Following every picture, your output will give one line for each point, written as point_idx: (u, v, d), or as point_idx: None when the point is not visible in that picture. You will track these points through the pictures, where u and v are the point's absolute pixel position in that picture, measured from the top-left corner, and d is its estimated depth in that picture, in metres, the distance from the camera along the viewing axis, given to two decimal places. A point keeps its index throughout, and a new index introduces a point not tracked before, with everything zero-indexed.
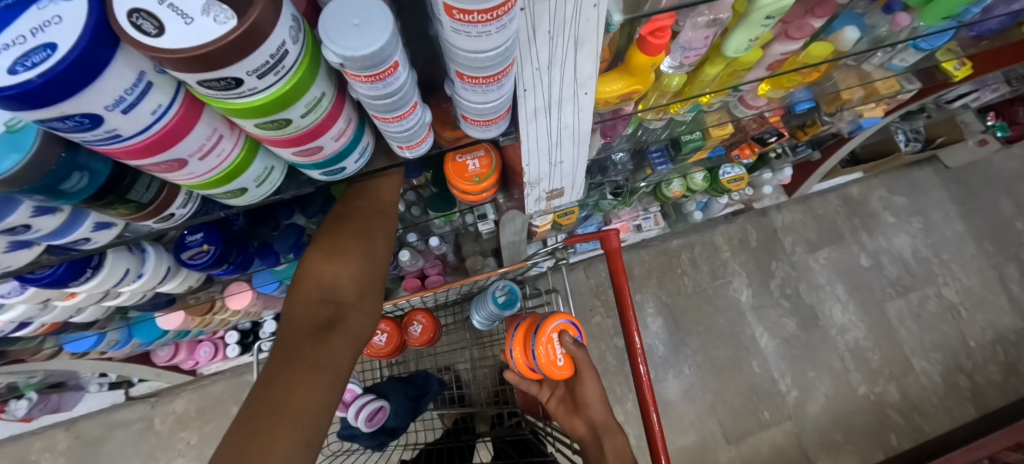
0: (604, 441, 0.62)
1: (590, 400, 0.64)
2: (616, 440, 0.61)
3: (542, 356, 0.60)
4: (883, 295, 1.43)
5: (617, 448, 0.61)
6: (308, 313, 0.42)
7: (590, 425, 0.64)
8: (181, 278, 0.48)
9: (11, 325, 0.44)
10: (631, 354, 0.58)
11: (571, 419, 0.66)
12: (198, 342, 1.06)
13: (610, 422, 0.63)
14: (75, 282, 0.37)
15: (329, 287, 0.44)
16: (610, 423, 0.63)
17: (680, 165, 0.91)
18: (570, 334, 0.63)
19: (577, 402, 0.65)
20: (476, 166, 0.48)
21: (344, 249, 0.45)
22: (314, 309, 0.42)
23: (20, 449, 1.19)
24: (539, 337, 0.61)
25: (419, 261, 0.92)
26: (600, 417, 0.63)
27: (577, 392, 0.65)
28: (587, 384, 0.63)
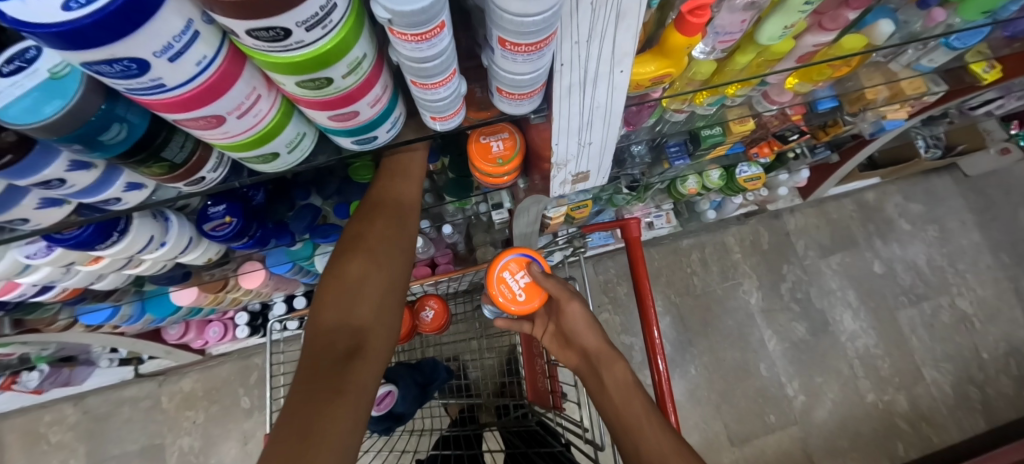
0: (603, 374, 0.61)
1: (584, 335, 0.63)
2: (615, 368, 0.60)
3: (501, 295, 0.64)
4: (895, 303, 1.41)
5: (617, 377, 0.59)
6: (328, 343, 0.45)
7: (587, 355, 0.64)
8: (201, 249, 0.48)
9: (33, 288, 0.45)
10: (649, 349, 0.58)
11: (566, 354, 0.67)
12: (208, 322, 1.06)
13: (607, 351, 0.62)
14: (101, 245, 0.36)
15: (349, 318, 0.47)
16: (605, 351, 0.62)
17: (697, 161, 0.90)
18: (533, 265, 0.65)
19: (568, 333, 0.66)
20: (500, 148, 0.48)
21: (360, 281, 0.49)
22: (334, 338, 0.45)
23: (28, 422, 1.21)
24: (492, 279, 0.64)
25: (430, 249, 0.93)
26: (592, 345, 0.62)
27: (567, 324, 0.65)
28: (573, 308, 0.63)
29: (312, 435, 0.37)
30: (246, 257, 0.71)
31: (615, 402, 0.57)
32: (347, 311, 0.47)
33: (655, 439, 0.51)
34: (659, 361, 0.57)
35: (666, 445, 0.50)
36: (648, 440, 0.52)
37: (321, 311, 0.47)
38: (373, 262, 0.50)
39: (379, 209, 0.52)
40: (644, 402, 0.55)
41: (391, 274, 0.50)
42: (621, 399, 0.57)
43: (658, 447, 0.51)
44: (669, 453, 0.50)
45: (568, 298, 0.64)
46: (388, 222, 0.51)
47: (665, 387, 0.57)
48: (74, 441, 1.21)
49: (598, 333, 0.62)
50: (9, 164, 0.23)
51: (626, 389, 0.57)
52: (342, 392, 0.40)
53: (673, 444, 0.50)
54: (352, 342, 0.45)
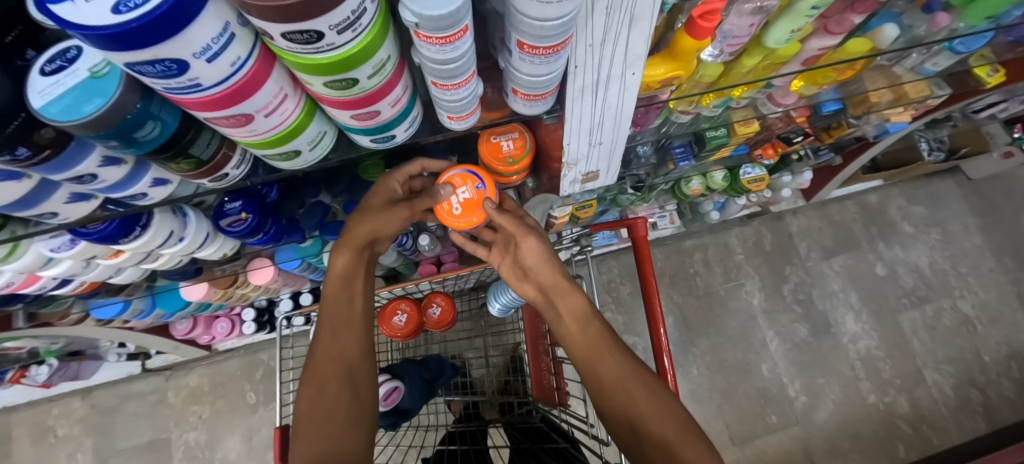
0: (560, 304, 0.58)
1: (539, 267, 0.59)
2: (573, 300, 0.57)
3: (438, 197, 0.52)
4: (897, 306, 1.41)
5: (575, 308, 0.57)
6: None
7: (542, 286, 0.60)
8: (217, 245, 0.49)
9: (54, 281, 0.46)
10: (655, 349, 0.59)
11: (521, 286, 0.61)
12: (215, 318, 1.07)
13: (563, 284, 0.58)
14: (124, 239, 0.37)
15: (323, 453, 0.48)
16: (562, 283, 0.58)
17: (702, 162, 0.91)
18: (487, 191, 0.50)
19: (524, 267, 0.60)
20: (511, 147, 0.49)
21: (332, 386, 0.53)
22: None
23: (36, 415, 1.22)
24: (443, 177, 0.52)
25: (437, 247, 0.92)
26: (549, 278, 0.58)
27: (523, 258, 0.59)
28: (529, 244, 0.57)
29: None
30: (257, 253, 0.72)
31: (575, 334, 0.56)
32: (321, 448, 0.49)
33: (620, 374, 0.52)
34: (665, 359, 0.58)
35: (630, 379, 0.51)
36: (611, 373, 0.52)
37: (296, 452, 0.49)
38: (340, 397, 0.52)
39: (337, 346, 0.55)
40: (604, 333, 0.55)
41: (356, 401, 0.53)
42: (580, 329, 0.56)
43: (621, 378, 0.51)
44: (632, 387, 0.50)
45: (523, 234, 0.57)
46: (348, 353, 0.55)
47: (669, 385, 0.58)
48: (81, 434, 1.22)
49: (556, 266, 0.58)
50: (46, 160, 0.24)
51: (583, 318, 0.56)
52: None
53: (632, 370, 0.52)
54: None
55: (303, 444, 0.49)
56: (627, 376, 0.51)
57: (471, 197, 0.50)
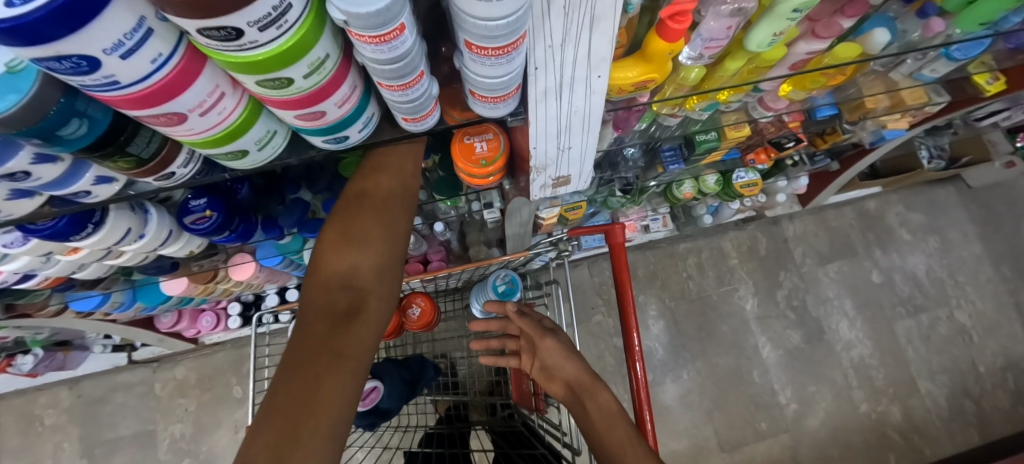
0: (586, 400, 0.62)
1: (563, 367, 0.64)
2: (598, 394, 0.61)
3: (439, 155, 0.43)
4: (892, 314, 1.40)
5: (600, 403, 0.60)
6: (328, 301, 0.44)
7: (565, 382, 0.64)
8: (183, 242, 0.48)
9: (15, 276, 0.45)
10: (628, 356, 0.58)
11: (549, 387, 0.66)
12: (202, 311, 1.07)
13: (586, 379, 0.63)
14: (76, 236, 0.36)
15: (350, 274, 0.46)
16: (586, 379, 0.63)
17: (693, 166, 0.89)
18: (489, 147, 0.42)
19: (549, 369, 0.66)
20: (484, 149, 0.48)
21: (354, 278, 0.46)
22: (336, 295, 0.45)
23: (24, 404, 1.22)
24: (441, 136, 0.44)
25: (423, 245, 0.94)
26: (573, 374, 0.63)
27: (544, 359, 0.67)
28: (546, 344, 0.66)
29: (315, 392, 0.38)
30: (236, 248, 0.71)
31: (598, 428, 0.58)
32: (349, 267, 0.46)
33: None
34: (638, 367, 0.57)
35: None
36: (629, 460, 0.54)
37: (322, 262, 0.46)
38: (365, 240, 0.47)
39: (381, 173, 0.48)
40: (627, 429, 0.56)
41: (395, 233, 0.48)
42: (606, 426, 0.58)
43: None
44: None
45: (542, 336, 0.67)
46: (396, 173, 0.48)
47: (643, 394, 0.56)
48: (68, 424, 1.22)
49: (578, 363, 0.64)
50: None
51: (609, 415, 0.59)
52: (340, 356, 0.41)
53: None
54: (353, 301, 0.45)
55: (333, 259, 0.46)
56: None
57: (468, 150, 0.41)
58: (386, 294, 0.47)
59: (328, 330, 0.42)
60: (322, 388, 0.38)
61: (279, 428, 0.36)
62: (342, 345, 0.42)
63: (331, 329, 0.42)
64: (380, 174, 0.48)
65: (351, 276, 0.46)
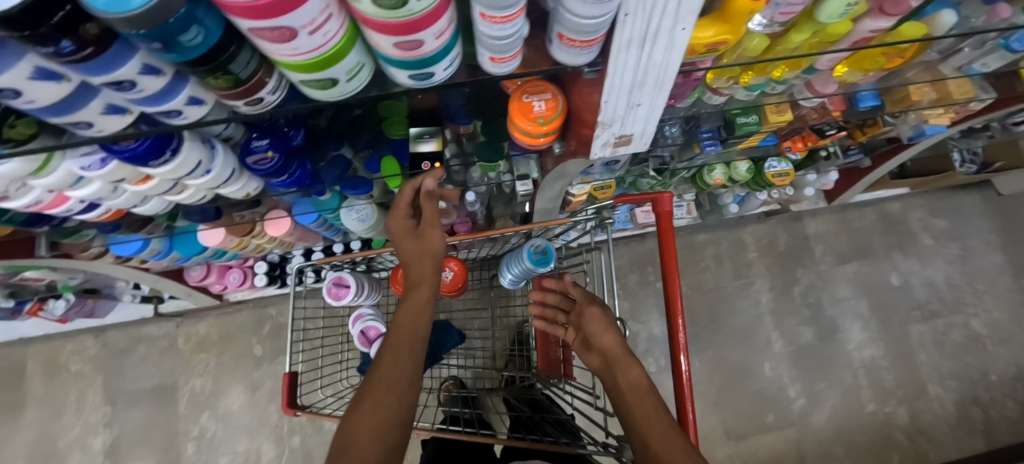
0: (619, 374, 0.59)
1: (602, 338, 0.63)
2: (628, 370, 0.58)
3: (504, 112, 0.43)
4: (906, 318, 1.39)
5: (631, 378, 0.58)
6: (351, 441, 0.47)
7: (602, 353, 0.63)
8: (241, 183, 0.49)
9: (81, 204, 0.46)
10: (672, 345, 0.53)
11: (587, 357, 0.66)
12: (228, 268, 1.08)
13: (622, 354, 0.61)
14: (154, 162, 0.37)
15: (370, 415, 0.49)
16: (622, 353, 0.61)
17: (727, 150, 0.89)
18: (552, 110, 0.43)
19: (589, 338, 0.66)
20: (542, 108, 0.48)
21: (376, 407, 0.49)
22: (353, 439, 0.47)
23: (51, 349, 1.26)
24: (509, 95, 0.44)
25: (452, 215, 0.95)
26: (612, 347, 0.61)
27: (586, 324, 0.66)
28: (591, 311, 0.65)
29: None
30: (275, 201, 0.73)
31: (628, 403, 0.55)
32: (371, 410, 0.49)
33: (663, 440, 0.50)
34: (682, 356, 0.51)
35: (678, 450, 0.48)
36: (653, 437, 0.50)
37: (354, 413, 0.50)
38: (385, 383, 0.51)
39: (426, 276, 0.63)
40: (655, 403, 0.54)
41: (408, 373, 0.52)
42: (634, 398, 0.56)
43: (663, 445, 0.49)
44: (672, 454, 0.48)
45: (588, 303, 0.67)
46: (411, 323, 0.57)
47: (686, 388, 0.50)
48: (93, 371, 1.26)
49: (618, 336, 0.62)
50: (91, 57, 0.24)
51: (641, 391, 0.56)
52: None
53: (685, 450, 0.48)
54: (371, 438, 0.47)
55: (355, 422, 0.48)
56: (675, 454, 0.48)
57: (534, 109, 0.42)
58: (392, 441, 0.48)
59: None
60: None
61: None
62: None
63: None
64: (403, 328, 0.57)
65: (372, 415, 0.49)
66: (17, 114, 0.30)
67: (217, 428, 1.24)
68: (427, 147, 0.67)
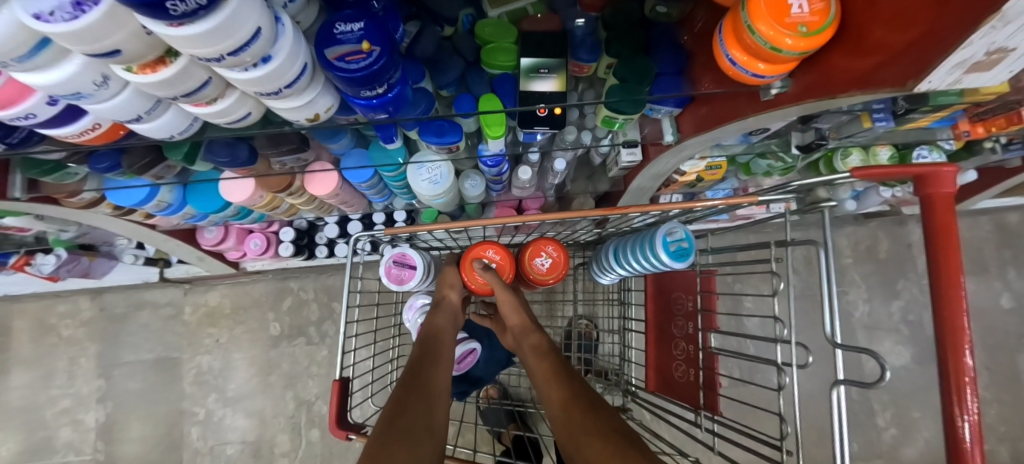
0: (524, 345, 0.56)
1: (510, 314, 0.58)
2: (531, 339, 0.55)
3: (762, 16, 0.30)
4: (1016, 345, 1.22)
5: (533, 344, 0.55)
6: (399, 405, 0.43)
7: (512, 332, 0.59)
8: (309, 97, 0.31)
9: (47, 104, 0.28)
10: (943, 386, 0.35)
11: (502, 337, 0.62)
12: (249, 232, 0.91)
13: (525, 325, 0.57)
14: (177, 8, 0.18)
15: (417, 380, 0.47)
16: (526, 325, 0.58)
17: (889, 131, 0.71)
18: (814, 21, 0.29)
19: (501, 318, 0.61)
20: (803, 10, 0.29)
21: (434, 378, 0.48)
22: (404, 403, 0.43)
23: (41, 309, 1.10)
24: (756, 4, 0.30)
25: (530, 188, 0.76)
26: (516, 322, 0.58)
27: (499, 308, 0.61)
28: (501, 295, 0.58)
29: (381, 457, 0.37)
30: (321, 145, 0.56)
31: (532, 369, 0.53)
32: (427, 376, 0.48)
33: (559, 390, 0.48)
34: (970, 398, 0.34)
35: (574, 390, 0.47)
36: (554, 396, 0.47)
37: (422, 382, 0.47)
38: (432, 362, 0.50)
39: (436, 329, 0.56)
40: (555, 360, 0.52)
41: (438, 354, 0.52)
42: (537, 360, 0.53)
43: (562, 399, 0.47)
44: (570, 409, 0.45)
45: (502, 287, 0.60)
46: (450, 311, 0.58)
47: (973, 453, 0.34)
48: (87, 338, 1.10)
49: (525, 309, 0.58)
50: None
51: (546, 354, 0.53)
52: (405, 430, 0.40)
53: (581, 391, 0.47)
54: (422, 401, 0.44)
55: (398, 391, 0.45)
56: (571, 399, 0.46)
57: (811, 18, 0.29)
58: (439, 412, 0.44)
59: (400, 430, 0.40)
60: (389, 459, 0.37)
61: None
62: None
63: (403, 427, 0.41)
64: (437, 312, 0.58)
65: (417, 381, 0.46)
66: None
67: (226, 413, 1.08)
68: (542, 86, 0.49)
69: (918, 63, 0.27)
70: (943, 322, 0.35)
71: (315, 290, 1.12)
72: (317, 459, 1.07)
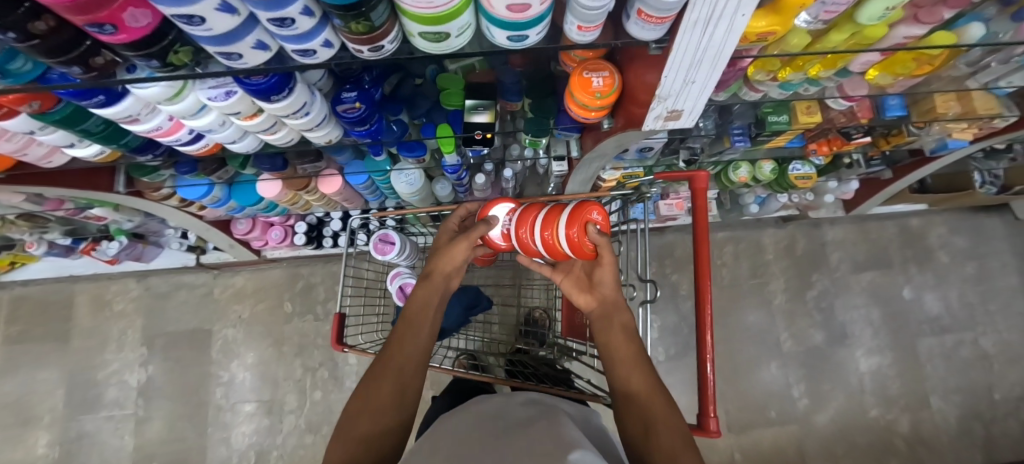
0: (614, 317, 0.61)
1: (603, 281, 0.63)
2: (623, 317, 0.61)
3: (578, 89, 0.54)
4: (916, 331, 1.40)
5: (622, 322, 0.60)
6: (404, 335, 0.57)
7: (598, 300, 0.64)
8: (328, 130, 0.55)
9: (189, 135, 0.52)
10: (699, 321, 0.58)
11: (579, 297, 0.66)
12: (271, 225, 1.15)
13: (615, 300, 0.62)
14: (276, 97, 0.44)
15: (417, 314, 0.60)
16: (621, 301, 0.62)
17: (755, 148, 0.94)
18: (604, 87, 0.53)
19: (592, 280, 0.65)
20: (601, 83, 0.53)
21: (421, 313, 0.60)
22: (405, 335, 0.57)
23: (97, 289, 1.34)
24: (575, 81, 0.53)
25: (488, 190, 1.00)
26: (612, 294, 0.63)
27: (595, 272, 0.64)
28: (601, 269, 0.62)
29: (378, 373, 0.53)
30: (331, 158, 0.80)
31: (616, 345, 0.59)
32: (420, 308, 0.61)
33: (644, 380, 0.54)
34: (710, 325, 0.57)
35: (654, 384, 0.54)
36: (635, 381, 0.54)
37: (410, 312, 0.60)
38: (428, 297, 0.62)
39: (435, 282, 0.64)
40: (637, 349, 0.58)
41: (433, 299, 0.63)
42: (623, 337, 0.59)
43: (641, 386, 0.53)
44: (649, 399, 0.52)
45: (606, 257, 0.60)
46: (451, 260, 0.65)
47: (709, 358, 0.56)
48: (133, 313, 1.34)
49: (617, 283, 0.63)
50: None
51: (634, 336, 0.59)
52: (398, 354, 0.55)
53: (659, 387, 0.53)
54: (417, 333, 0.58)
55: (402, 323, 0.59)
56: (650, 392, 0.53)
57: (601, 88, 0.53)
58: (420, 342, 0.57)
59: (393, 352, 0.55)
60: (382, 376, 0.53)
61: (361, 396, 0.51)
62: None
63: (394, 351, 0.55)
64: (441, 257, 0.66)
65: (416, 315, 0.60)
66: (181, 42, 0.37)
67: (245, 376, 1.31)
68: (479, 118, 0.72)
69: (635, 118, 0.56)
70: (700, 280, 0.58)
71: (322, 275, 1.36)
72: (318, 415, 1.28)
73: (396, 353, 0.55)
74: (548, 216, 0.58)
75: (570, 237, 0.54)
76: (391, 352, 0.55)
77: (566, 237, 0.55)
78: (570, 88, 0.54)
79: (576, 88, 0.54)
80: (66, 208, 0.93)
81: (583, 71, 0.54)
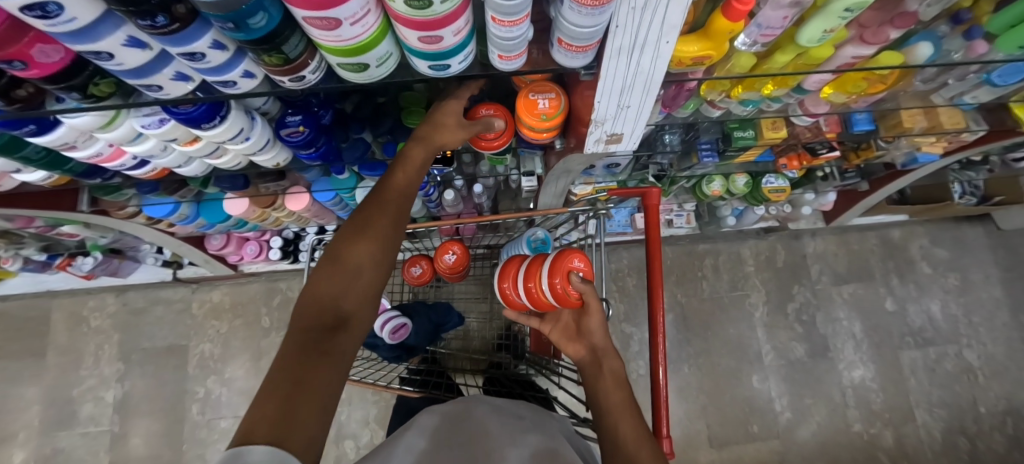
0: (603, 364, 0.60)
1: (591, 329, 0.61)
2: (614, 365, 0.59)
3: (524, 111, 0.53)
4: (899, 343, 1.39)
5: (613, 371, 0.59)
6: (383, 203, 0.51)
7: (590, 348, 0.62)
8: (274, 153, 0.56)
9: (134, 160, 0.53)
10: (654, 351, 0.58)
11: (568, 346, 0.64)
12: (246, 240, 1.14)
13: (606, 345, 0.61)
14: (208, 124, 0.44)
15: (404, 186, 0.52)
16: (610, 349, 0.61)
17: (725, 163, 0.94)
18: (549, 108, 0.53)
19: (580, 327, 0.63)
20: (546, 105, 0.53)
21: (403, 180, 0.52)
22: (385, 204, 0.51)
23: (74, 304, 1.34)
24: (520, 103, 0.53)
25: (459, 205, 1.00)
26: (602, 342, 0.61)
27: (584, 321, 0.62)
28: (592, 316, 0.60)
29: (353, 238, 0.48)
30: (295, 176, 0.80)
31: (608, 394, 0.57)
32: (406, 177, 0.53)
33: (634, 431, 0.52)
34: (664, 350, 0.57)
35: (644, 432, 0.53)
36: (627, 429, 0.53)
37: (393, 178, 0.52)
38: (417, 163, 0.53)
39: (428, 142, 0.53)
40: (627, 396, 0.57)
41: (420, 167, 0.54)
42: (613, 385, 0.58)
43: (632, 433, 0.52)
44: (640, 446, 0.51)
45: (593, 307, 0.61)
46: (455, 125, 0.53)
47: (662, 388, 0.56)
48: (110, 328, 1.33)
49: (606, 330, 0.61)
50: (175, 31, 0.29)
51: (624, 385, 0.58)
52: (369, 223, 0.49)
53: (645, 436, 0.52)
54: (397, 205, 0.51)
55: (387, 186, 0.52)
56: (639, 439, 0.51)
57: (545, 109, 0.53)
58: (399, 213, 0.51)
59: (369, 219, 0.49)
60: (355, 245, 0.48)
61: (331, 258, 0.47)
62: (327, 350, 0.41)
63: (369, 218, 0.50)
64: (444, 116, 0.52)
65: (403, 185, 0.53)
66: (102, 75, 0.37)
67: (222, 392, 1.30)
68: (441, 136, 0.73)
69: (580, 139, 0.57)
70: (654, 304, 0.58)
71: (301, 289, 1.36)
72: None
73: (369, 222, 0.49)
74: (535, 268, 0.62)
75: (558, 290, 0.57)
76: (365, 221, 0.49)
77: (552, 290, 0.58)
78: (516, 110, 0.54)
79: (521, 111, 0.53)
80: (36, 227, 0.93)
81: (527, 93, 0.53)
